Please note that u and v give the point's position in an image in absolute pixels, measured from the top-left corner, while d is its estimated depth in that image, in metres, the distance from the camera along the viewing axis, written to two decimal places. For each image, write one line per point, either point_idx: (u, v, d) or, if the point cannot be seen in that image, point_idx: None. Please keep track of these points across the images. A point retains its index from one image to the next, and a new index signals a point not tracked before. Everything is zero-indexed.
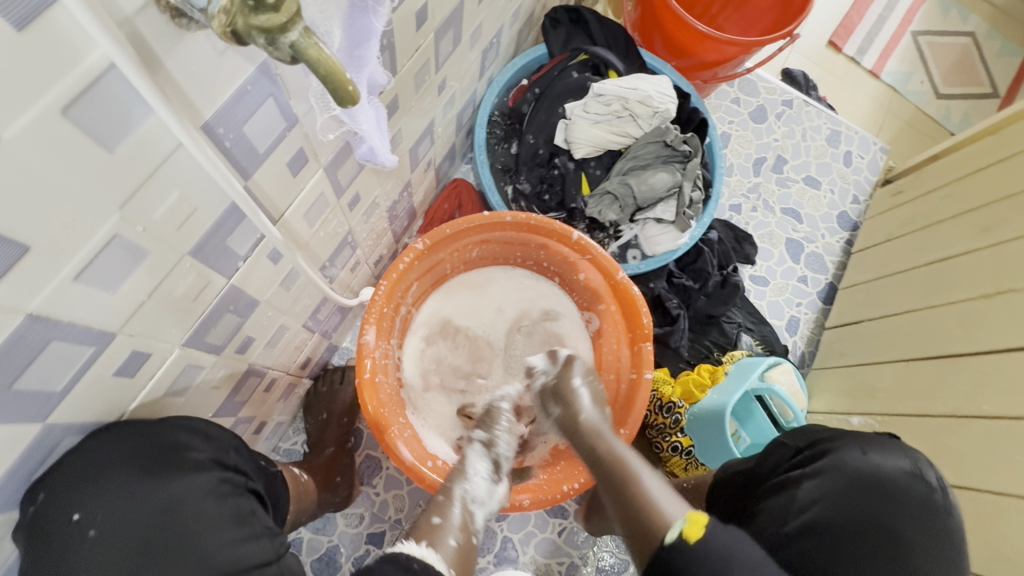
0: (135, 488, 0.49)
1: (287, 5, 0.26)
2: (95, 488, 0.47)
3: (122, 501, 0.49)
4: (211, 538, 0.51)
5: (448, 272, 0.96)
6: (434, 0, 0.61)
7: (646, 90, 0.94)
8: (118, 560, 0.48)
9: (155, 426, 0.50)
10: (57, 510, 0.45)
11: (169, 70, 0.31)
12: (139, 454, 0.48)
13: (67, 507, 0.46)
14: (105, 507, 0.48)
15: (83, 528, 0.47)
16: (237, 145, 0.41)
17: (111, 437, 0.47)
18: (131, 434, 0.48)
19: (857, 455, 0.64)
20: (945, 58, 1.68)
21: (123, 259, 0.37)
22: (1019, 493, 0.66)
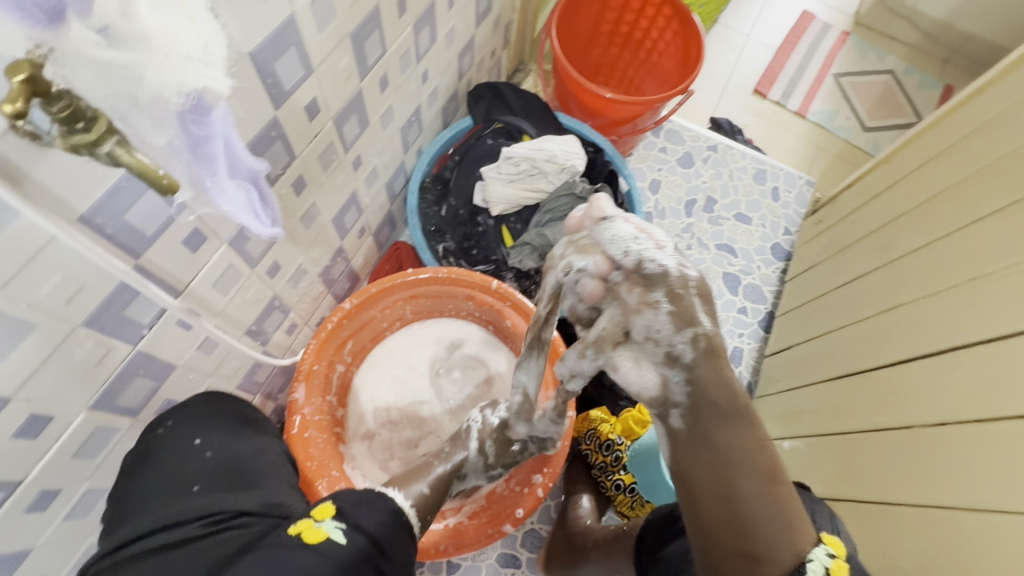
0: (236, 431, 0.71)
1: (97, 126, 0.34)
2: (205, 424, 0.68)
3: (227, 437, 0.69)
4: (275, 479, 0.68)
5: (385, 328, 1.03)
6: (327, 94, 0.71)
7: (552, 150, 1.04)
8: (212, 479, 0.64)
9: (243, 401, 0.76)
10: (179, 434, 0.65)
11: (36, 179, 0.40)
12: (234, 412, 0.73)
13: (190, 433, 0.66)
14: (215, 438, 0.67)
15: (199, 449, 0.65)
16: (121, 231, 0.50)
17: (211, 398, 0.72)
18: (229, 402, 0.74)
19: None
20: (867, 95, 1.80)
21: (8, 333, 0.44)
22: (913, 502, 0.69)
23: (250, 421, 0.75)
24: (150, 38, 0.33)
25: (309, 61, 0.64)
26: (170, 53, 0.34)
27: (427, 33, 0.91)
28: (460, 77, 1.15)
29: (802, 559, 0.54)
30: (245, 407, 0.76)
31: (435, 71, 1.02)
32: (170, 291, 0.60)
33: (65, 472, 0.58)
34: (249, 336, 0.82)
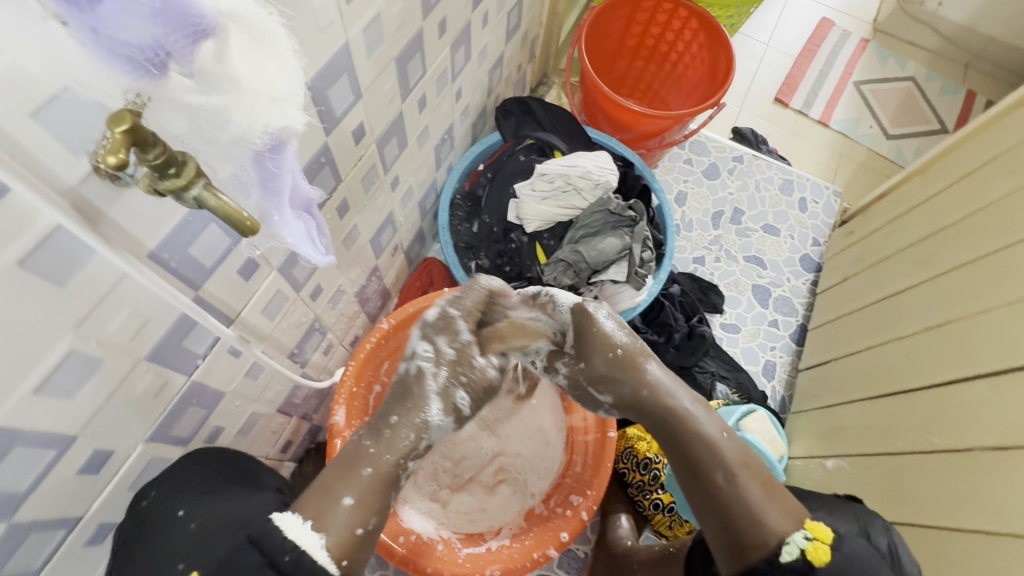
0: (230, 494, 0.65)
1: (187, 171, 0.34)
2: (193, 492, 0.63)
3: (216, 500, 0.64)
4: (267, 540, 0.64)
5: None
6: (371, 118, 0.71)
7: (585, 165, 1.03)
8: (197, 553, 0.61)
9: (234, 454, 0.71)
10: (164, 503, 0.61)
11: (112, 218, 0.39)
12: (221, 471, 0.67)
13: (174, 504, 0.61)
14: (201, 507, 0.63)
15: (186, 521, 0.62)
16: (184, 263, 0.49)
17: (213, 457, 0.67)
18: (218, 457, 0.69)
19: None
20: (889, 102, 1.79)
21: (79, 372, 0.43)
22: (973, 528, 0.67)
23: (247, 477, 0.70)
24: (239, 81, 0.33)
25: (358, 86, 0.64)
26: (256, 94, 0.34)
27: (462, 52, 0.91)
28: (489, 93, 1.15)
29: (781, 541, 0.62)
30: (245, 462, 0.72)
31: (468, 88, 1.02)
32: (224, 320, 0.59)
33: (121, 504, 0.58)
34: (289, 359, 0.81)
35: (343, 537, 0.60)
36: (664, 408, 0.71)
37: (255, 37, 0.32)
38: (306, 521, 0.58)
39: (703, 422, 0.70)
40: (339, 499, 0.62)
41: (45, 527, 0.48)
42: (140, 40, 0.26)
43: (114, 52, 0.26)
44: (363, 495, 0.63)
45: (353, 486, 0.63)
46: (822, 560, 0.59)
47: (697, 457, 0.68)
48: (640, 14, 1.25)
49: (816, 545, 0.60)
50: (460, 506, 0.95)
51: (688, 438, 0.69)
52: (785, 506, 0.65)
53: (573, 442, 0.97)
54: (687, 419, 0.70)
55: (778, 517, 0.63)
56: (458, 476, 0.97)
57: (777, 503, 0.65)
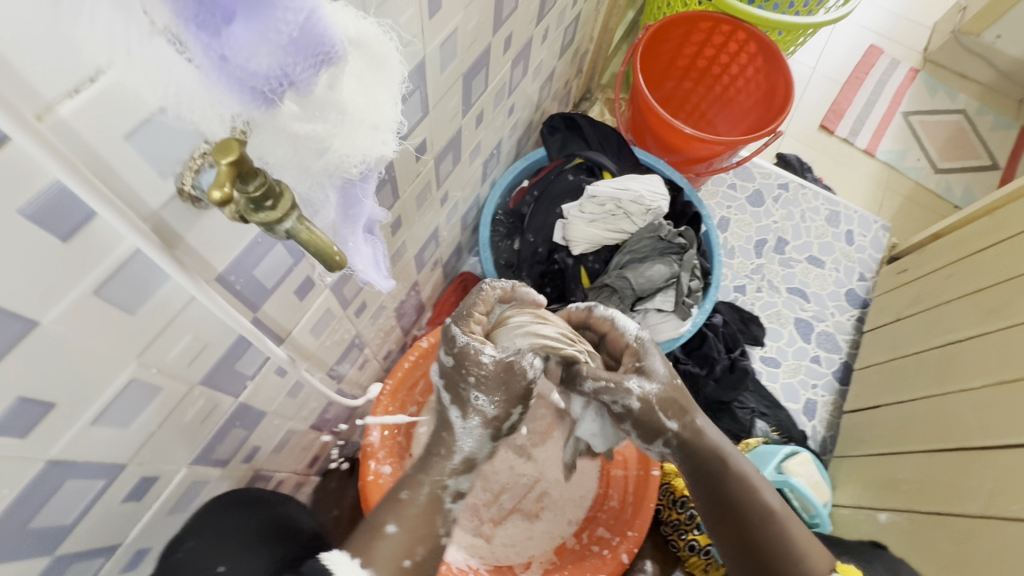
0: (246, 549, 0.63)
1: (283, 203, 0.31)
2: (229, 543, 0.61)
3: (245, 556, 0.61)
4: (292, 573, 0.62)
5: None
6: (433, 134, 0.68)
7: (637, 189, 1.00)
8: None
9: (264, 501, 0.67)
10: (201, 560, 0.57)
11: (189, 242, 0.37)
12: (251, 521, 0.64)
13: (213, 558, 0.58)
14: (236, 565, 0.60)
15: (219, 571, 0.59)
16: (248, 285, 0.46)
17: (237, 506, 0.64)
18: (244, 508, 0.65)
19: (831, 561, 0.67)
20: (938, 134, 1.74)
21: (135, 401, 0.41)
22: None
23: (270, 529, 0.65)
24: (347, 109, 0.30)
25: (426, 103, 0.61)
26: (362, 123, 0.31)
27: (520, 68, 0.88)
28: (538, 107, 1.12)
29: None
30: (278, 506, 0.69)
31: (520, 103, 0.99)
32: (275, 339, 0.56)
33: (158, 529, 0.55)
34: (328, 376, 0.78)
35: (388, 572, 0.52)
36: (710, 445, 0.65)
37: (371, 66, 0.30)
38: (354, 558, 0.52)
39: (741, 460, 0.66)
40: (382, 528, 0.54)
41: (84, 556, 0.46)
42: (269, 68, 0.23)
43: (238, 83, 0.24)
44: (405, 521, 0.55)
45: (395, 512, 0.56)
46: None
47: (740, 504, 0.64)
48: (696, 34, 1.21)
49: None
50: (506, 539, 0.91)
51: (730, 478, 0.65)
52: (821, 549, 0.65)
53: (609, 476, 0.93)
54: (734, 462, 0.65)
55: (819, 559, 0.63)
56: (496, 507, 0.94)
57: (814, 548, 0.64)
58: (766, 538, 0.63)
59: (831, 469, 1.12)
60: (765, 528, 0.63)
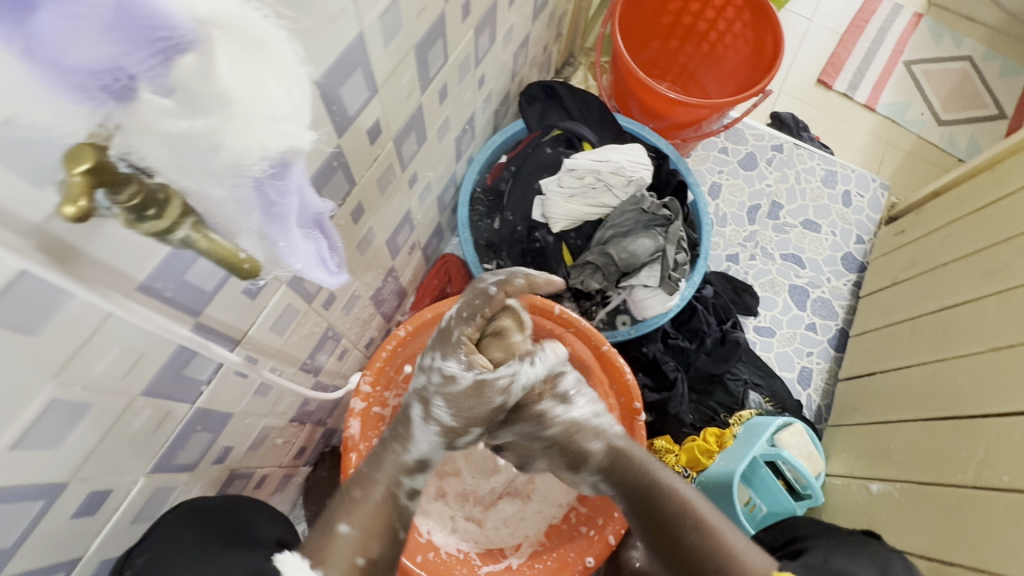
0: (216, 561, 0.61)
1: (169, 211, 0.28)
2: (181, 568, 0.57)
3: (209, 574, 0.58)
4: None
5: None
6: (387, 115, 0.64)
7: (617, 160, 0.96)
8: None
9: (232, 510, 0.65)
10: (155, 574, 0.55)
11: (92, 253, 0.34)
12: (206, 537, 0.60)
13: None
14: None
15: None
16: (181, 291, 0.43)
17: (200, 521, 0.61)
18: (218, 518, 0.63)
19: (817, 563, 0.69)
20: (942, 84, 1.65)
21: (64, 420, 0.39)
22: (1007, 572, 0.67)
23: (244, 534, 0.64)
24: (231, 99, 0.27)
25: (373, 81, 0.57)
26: (253, 115, 0.28)
27: (486, 35, 0.83)
28: (514, 76, 1.06)
29: None
30: (240, 513, 0.66)
31: (491, 73, 0.94)
32: (229, 342, 0.54)
33: (122, 538, 0.55)
34: (302, 370, 0.76)
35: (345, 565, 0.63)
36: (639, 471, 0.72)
37: (248, 47, 0.26)
38: (306, 561, 0.62)
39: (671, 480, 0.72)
40: (335, 527, 0.65)
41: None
42: (96, 61, 0.22)
43: (64, 81, 0.22)
44: (355, 519, 0.66)
45: (346, 512, 0.66)
46: None
47: (677, 533, 0.68)
48: None
49: None
50: (498, 522, 0.91)
51: (662, 497, 0.70)
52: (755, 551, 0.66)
53: None
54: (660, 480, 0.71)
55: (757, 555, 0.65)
56: (486, 493, 0.93)
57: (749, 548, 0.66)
58: (702, 551, 0.66)
59: (826, 437, 1.11)
60: (700, 538, 0.67)
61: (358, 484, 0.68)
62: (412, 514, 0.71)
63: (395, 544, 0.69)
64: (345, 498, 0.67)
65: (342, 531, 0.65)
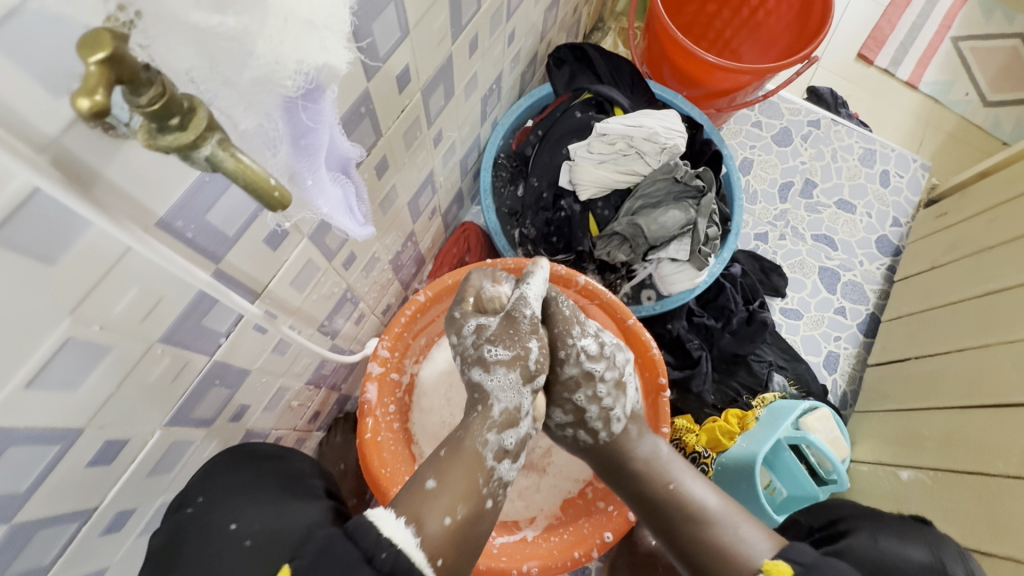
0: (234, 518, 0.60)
1: (195, 122, 0.25)
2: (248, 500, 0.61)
3: (270, 514, 0.61)
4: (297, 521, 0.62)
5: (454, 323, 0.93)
6: (417, 61, 0.60)
7: (651, 126, 0.91)
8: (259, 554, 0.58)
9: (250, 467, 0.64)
10: (211, 513, 0.59)
11: (110, 178, 0.31)
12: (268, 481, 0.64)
13: (226, 516, 0.59)
14: (254, 522, 0.60)
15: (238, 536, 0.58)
16: (202, 233, 0.41)
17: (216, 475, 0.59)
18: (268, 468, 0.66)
19: (868, 543, 0.67)
20: (990, 63, 1.56)
21: (80, 361, 0.37)
22: None
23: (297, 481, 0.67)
24: None
25: (406, 21, 0.53)
26: (288, 15, 0.25)
27: None
28: (543, 36, 1.01)
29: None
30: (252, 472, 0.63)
31: (521, 30, 0.89)
32: (248, 294, 0.51)
33: (139, 491, 0.54)
34: (320, 331, 0.74)
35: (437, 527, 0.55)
36: (636, 462, 0.72)
37: None
38: (400, 516, 0.54)
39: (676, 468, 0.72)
40: (423, 483, 0.58)
41: (53, 522, 0.44)
42: None
43: None
44: (443, 476, 0.58)
45: (435, 468, 0.60)
46: None
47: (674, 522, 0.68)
48: None
49: None
50: (512, 494, 0.89)
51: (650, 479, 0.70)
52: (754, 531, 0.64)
53: None
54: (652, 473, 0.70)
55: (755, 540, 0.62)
56: None
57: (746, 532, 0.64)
58: (698, 541, 0.65)
59: (850, 424, 1.08)
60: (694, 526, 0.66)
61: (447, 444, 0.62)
62: (497, 474, 0.62)
63: (481, 511, 0.59)
64: (432, 457, 0.61)
65: (432, 487, 0.57)
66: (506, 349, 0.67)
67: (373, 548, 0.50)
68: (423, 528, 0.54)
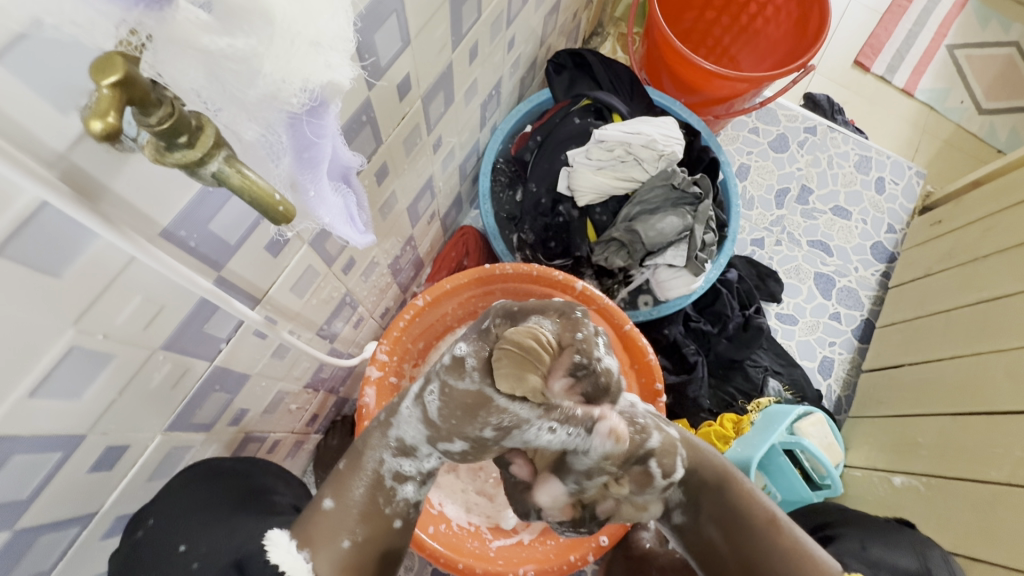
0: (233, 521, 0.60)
1: (202, 139, 0.25)
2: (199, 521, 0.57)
3: (220, 536, 0.57)
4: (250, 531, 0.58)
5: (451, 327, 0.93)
6: (417, 70, 0.60)
7: (649, 133, 0.92)
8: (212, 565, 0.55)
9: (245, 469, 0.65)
10: (166, 535, 0.55)
11: (116, 191, 0.32)
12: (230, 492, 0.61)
13: (175, 536, 0.55)
14: (204, 544, 0.56)
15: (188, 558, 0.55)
16: (205, 241, 0.41)
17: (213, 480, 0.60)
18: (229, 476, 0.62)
19: (856, 550, 0.70)
20: (985, 71, 1.58)
21: (83, 369, 0.38)
22: None
23: (260, 497, 0.63)
24: (274, 18, 0.24)
25: (407, 31, 0.53)
26: (296, 38, 0.25)
27: None
28: (543, 42, 1.02)
29: None
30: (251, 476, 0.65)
31: (521, 37, 0.89)
32: (248, 300, 0.52)
33: (139, 495, 0.54)
34: (318, 336, 0.74)
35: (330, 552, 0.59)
36: (715, 470, 0.72)
37: None
38: (293, 541, 0.58)
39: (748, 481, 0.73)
40: (319, 504, 0.61)
41: (54, 528, 0.45)
42: None
43: None
44: (341, 497, 0.61)
45: (333, 487, 0.62)
46: None
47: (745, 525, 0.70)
48: None
49: None
50: (509, 497, 0.90)
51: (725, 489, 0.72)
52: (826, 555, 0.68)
53: None
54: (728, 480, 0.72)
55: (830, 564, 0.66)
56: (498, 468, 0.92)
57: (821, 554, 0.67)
58: (775, 550, 0.68)
59: (845, 429, 1.09)
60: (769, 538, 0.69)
61: (348, 457, 0.64)
62: (400, 496, 0.64)
63: (388, 530, 0.63)
64: (332, 474, 0.63)
65: (327, 507, 0.60)
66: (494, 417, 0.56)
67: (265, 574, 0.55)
68: (317, 556, 0.58)
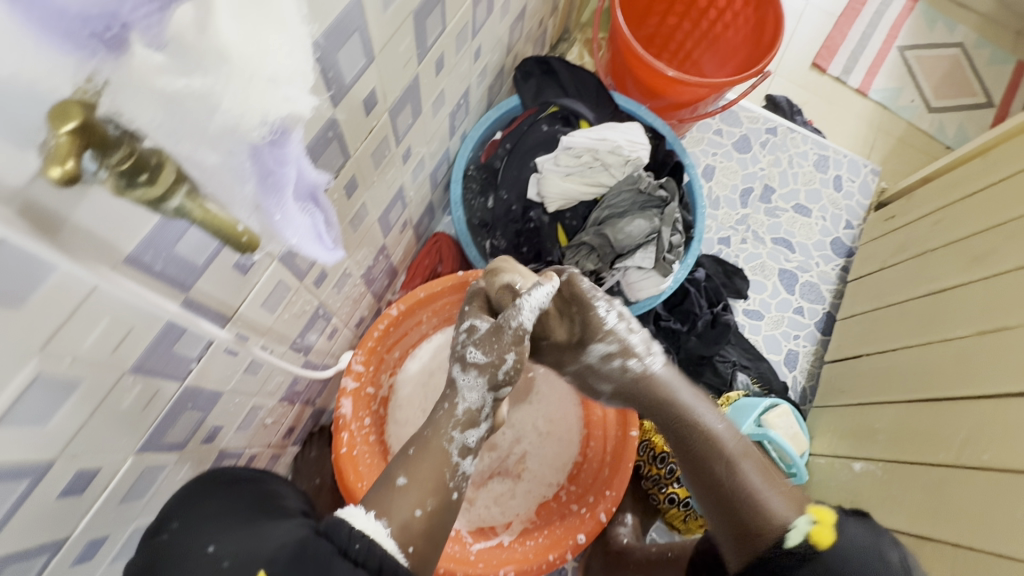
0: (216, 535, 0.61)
1: (163, 177, 0.28)
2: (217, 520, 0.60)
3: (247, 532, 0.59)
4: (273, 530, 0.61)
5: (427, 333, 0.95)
6: (383, 84, 0.61)
7: (615, 139, 0.95)
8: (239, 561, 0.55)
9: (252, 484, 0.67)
10: (185, 538, 0.57)
11: (75, 222, 0.32)
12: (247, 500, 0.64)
13: (202, 538, 0.57)
14: (233, 541, 0.57)
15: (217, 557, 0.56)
16: (170, 264, 0.41)
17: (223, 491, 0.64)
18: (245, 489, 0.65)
19: None
20: (933, 71, 1.65)
21: (49, 397, 0.37)
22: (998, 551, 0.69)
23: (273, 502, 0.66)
24: (230, 56, 0.25)
25: (370, 48, 0.54)
26: (253, 75, 0.26)
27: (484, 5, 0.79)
28: (510, 50, 1.03)
29: (785, 529, 0.58)
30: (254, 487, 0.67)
31: (488, 46, 0.91)
32: (219, 319, 0.52)
33: (112, 518, 0.54)
34: (292, 349, 0.75)
35: (405, 524, 0.60)
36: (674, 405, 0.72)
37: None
38: (370, 512, 0.60)
39: (710, 415, 0.71)
40: (393, 480, 0.64)
41: (24, 556, 0.44)
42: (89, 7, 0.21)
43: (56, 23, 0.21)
44: (414, 475, 0.65)
45: (405, 466, 0.66)
46: (825, 542, 0.55)
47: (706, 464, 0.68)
48: None
49: (817, 529, 0.57)
50: (488, 500, 0.91)
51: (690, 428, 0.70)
52: (782, 492, 0.63)
53: (591, 423, 0.95)
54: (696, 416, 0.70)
55: (781, 502, 0.61)
56: (478, 471, 0.93)
57: (774, 490, 0.63)
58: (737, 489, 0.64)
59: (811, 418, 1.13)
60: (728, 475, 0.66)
61: (414, 444, 0.68)
62: (461, 470, 0.69)
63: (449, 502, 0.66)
64: (402, 456, 0.67)
65: (400, 484, 0.64)
66: (484, 355, 0.71)
67: (347, 540, 0.55)
68: (391, 523, 0.60)
